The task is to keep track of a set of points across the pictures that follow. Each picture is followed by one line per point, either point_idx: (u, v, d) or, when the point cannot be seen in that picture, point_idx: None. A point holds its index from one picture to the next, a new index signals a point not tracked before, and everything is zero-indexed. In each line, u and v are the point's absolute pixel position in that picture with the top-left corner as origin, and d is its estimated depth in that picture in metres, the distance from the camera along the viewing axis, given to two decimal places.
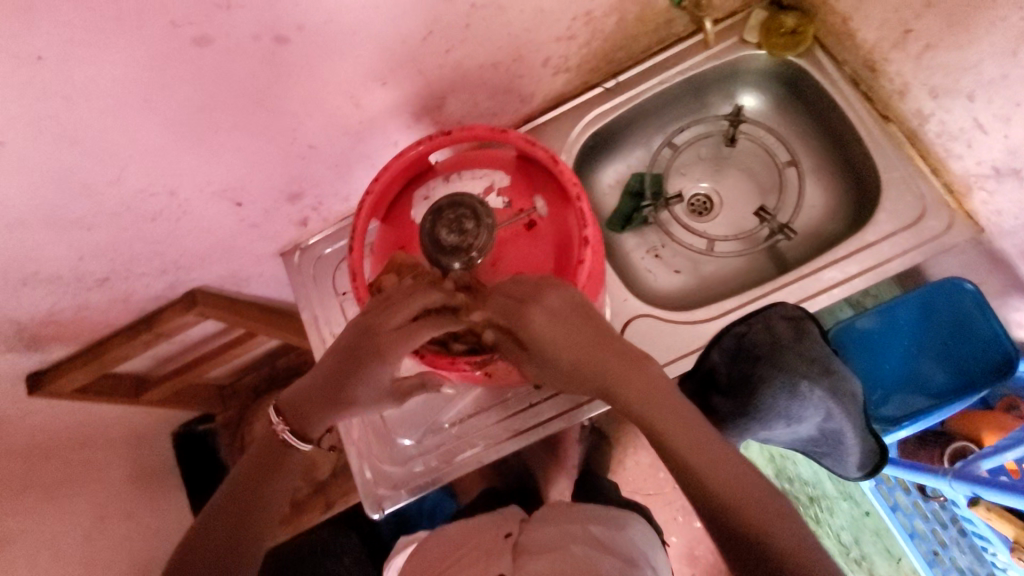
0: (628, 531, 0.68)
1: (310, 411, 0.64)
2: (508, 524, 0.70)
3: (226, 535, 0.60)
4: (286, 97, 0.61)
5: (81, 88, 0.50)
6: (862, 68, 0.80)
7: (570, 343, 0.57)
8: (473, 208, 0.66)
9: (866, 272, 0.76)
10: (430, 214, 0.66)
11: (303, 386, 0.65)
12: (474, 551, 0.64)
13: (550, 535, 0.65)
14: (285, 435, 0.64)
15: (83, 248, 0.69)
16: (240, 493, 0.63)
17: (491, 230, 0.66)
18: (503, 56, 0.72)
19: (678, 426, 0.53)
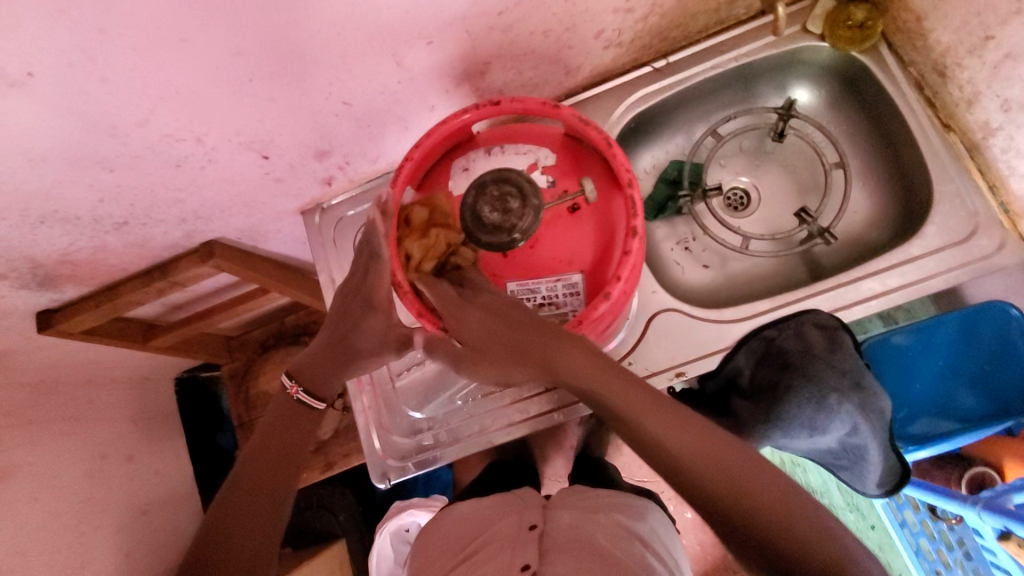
0: (649, 520, 0.69)
1: (319, 369, 0.72)
2: (530, 512, 0.68)
3: (251, 486, 0.64)
4: (327, 49, 0.58)
5: (119, 21, 0.46)
6: (930, 71, 0.75)
7: (501, 328, 0.60)
8: (529, 192, 0.64)
9: (906, 287, 0.73)
10: (486, 177, 0.65)
11: (313, 352, 0.73)
12: (497, 538, 0.64)
13: (573, 521, 0.65)
14: (297, 395, 0.71)
15: (104, 190, 0.66)
16: (254, 464, 0.66)
17: (538, 212, 0.65)
18: (555, 24, 0.67)
19: (628, 393, 0.53)
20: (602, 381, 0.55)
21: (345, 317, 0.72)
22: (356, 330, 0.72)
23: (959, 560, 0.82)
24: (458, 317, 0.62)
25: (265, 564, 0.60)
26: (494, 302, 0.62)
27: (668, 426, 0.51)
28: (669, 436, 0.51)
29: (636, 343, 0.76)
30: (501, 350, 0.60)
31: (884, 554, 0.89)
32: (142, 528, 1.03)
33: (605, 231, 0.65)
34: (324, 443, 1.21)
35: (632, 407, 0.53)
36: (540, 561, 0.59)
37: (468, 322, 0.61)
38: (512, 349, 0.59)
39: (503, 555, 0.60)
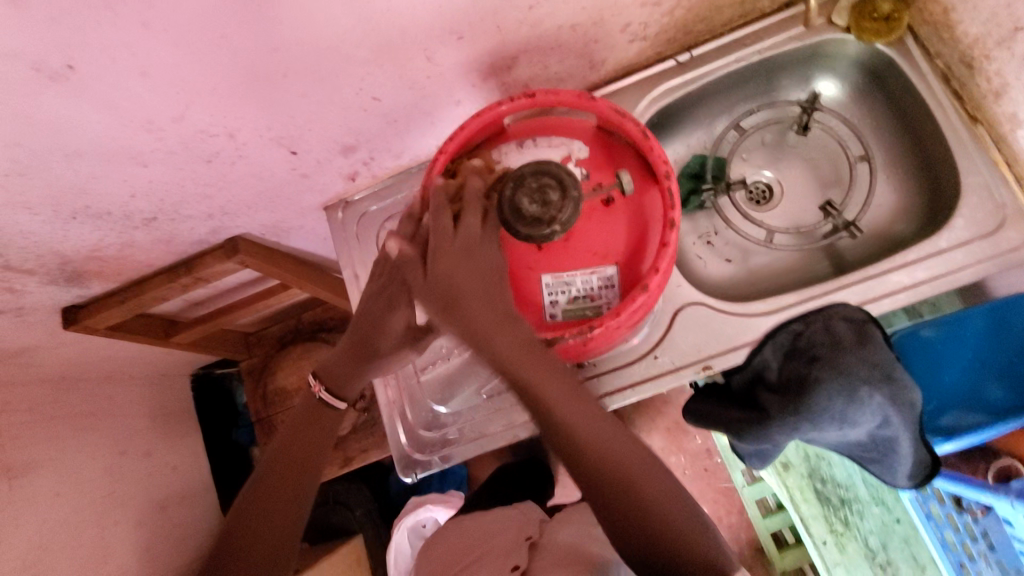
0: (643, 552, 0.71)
1: (344, 372, 0.72)
2: (529, 526, 0.75)
3: (275, 481, 0.68)
4: (360, 44, 0.58)
5: (160, 15, 0.46)
6: (957, 63, 0.75)
7: (468, 279, 0.59)
8: (570, 188, 0.63)
9: (933, 279, 0.73)
10: (532, 166, 0.63)
11: (337, 353, 0.72)
12: (495, 548, 0.69)
13: (570, 533, 0.70)
14: (319, 394, 0.73)
15: (135, 185, 0.66)
16: (277, 465, 0.69)
17: (577, 204, 0.63)
18: (584, 17, 0.67)
19: (553, 376, 0.58)
20: (538, 369, 0.58)
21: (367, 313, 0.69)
22: (379, 329, 0.69)
23: (983, 552, 0.81)
24: (438, 253, 0.60)
25: (285, 559, 0.66)
26: (465, 249, 0.60)
27: (584, 419, 0.57)
28: (591, 439, 0.56)
29: (662, 336, 0.77)
30: (459, 298, 0.59)
31: (910, 545, 0.90)
32: (162, 523, 1.04)
33: (639, 223, 0.66)
34: (343, 439, 1.21)
35: (561, 399, 0.57)
36: (530, 562, 0.66)
37: (440, 260, 0.60)
38: (464, 299, 0.59)
39: (498, 558, 0.67)
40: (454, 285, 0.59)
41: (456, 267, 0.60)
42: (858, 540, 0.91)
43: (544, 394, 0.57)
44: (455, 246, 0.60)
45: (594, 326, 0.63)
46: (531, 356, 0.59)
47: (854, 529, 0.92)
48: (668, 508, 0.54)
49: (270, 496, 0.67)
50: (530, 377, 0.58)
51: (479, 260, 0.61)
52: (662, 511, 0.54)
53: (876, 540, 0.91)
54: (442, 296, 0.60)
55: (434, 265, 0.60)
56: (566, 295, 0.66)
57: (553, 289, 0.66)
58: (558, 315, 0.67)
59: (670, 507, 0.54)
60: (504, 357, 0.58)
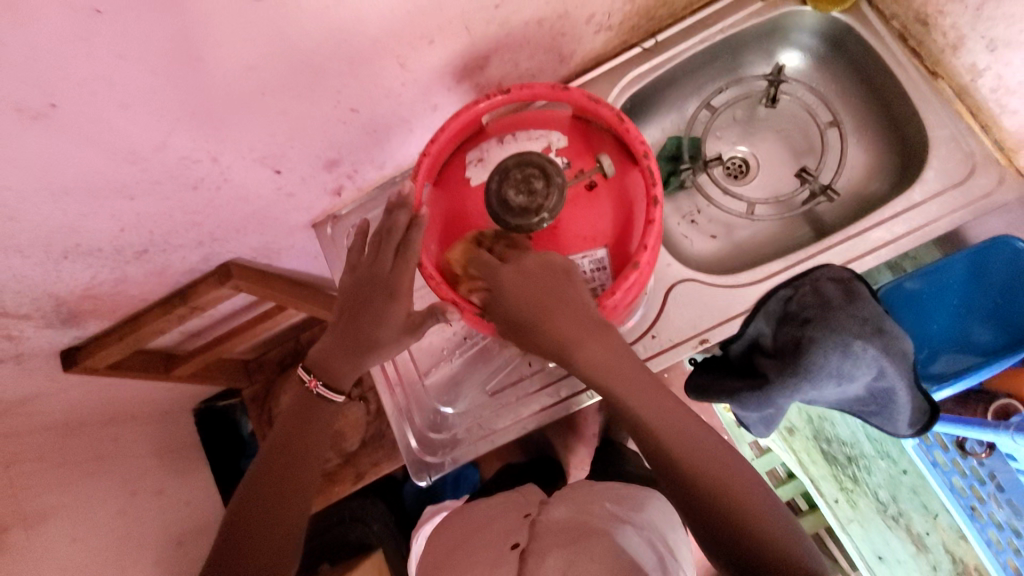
0: (650, 512, 0.70)
1: (336, 364, 0.70)
2: (528, 507, 0.73)
3: (272, 479, 0.67)
4: (334, 58, 0.59)
5: (137, 44, 0.47)
6: (912, 22, 0.77)
7: (545, 295, 0.61)
8: (549, 170, 0.65)
9: (913, 233, 0.76)
10: (514, 158, 0.66)
11: (328, 345, 0.70)
12: (496, 532, 0.67)
13: (566, 514, 0.67)
14: (317, 390, 0.70)
15: (124, 219, 0.67)
16: (275, 459, 0.69)
17: (562, 191, 0.65)
18: (549, 12, 0.69)
19: (633, 386, 0.61)
20: (626, 380, 0.61)
21: (362, 305, 0.68)
22: (378, 321, 0.68)
23: (992, 493, 0.83)
24: (498, 279, 0.62)
25: (288, 553, 0.65)
26: (533, 264, 0.62)
27: (666, 420, 0.60)
28: (675, 438, 0.60)
29: (656, 317, 0.80)
30: (541, 318, 0.60)
31: (920, 495, 0.92)
32: (179, 559, 1.03)
33: (624, 204, 0.67)
34: (353, 455, 1.22)
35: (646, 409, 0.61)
36: (530, 541, 0.62)
37: (505, 280, 0.61)
38: (542, 316, 0.60)
39: (494, 541, 0.65)
40: (533, 306, 0.60)
41: (531, 287, 0.61)
42: (868, 495, 0.93)
43: (631, 404, 0.61)
44: (518, 267, 0.62)
45: None
46: (619, 372, 0.61)
47: (863, 485, 0.94)
48: (754, 499, 0.57)
49: (268, 492, 0.66)
50: (618, 387, 0.61)
51: (552, 275, 0.62)
52: (752, 507, 0.57)
53: (886, 493, 0.93)
54: (519, 317, 0.61)
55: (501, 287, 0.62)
56: None
57: None
58: None
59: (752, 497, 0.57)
60: (592, 369, 0.61)
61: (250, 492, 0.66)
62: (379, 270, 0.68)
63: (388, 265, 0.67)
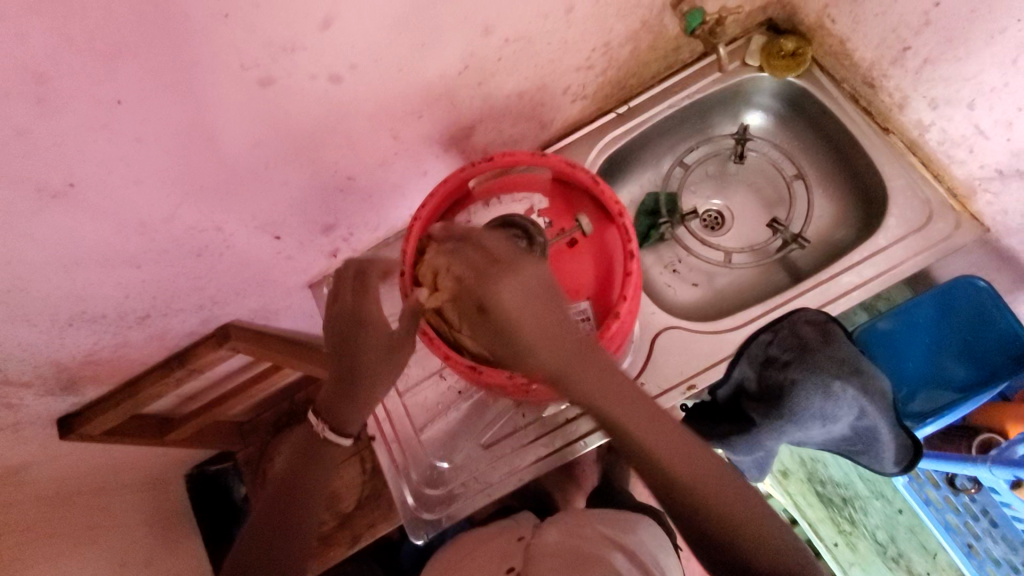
0: (637, 531, 0.81)
1: (338, 408, 0.69)
2: (521, 528, 0.85)
3: (270, 524, 0.68)
4: (333, 134, 0.64)
5: (152, 129, 0.51)
6: (861, 85, 0.84)
7: (541, 314, 0.56)
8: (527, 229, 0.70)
9: (881, 276, 0.80)
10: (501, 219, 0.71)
11: (326, 393, 0.70)
12: (492, 550, 0.80)
13: (560, 536, 0.80)
14: (324, 433, 0.70)
15: (129, 286, 0.70)
16: (274, 506, 0.70)
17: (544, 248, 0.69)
18: (528, 85, 0.75)
19: (634, 412, 0.54)
20: (631, 411, 0.54)
21: (342, 340, 0.68)
22: (362, 350, 0.68)
23: (987, 529, 0.83)
24: (495, 296, 0.57)
25: None
26: (533, 279, 0.58)
27: (678, 451, 0.53)
28: (680, 461, 0.53)
29: (643, 364, 0.82)
30: (531, 345, 0.55)
31: (917, 534, 0.91)
32: None
33: (604, 259, 0.72)
34: (348, 516, 1.20)
35: (659, 444, 0.53)
36: (524, 564, 0.75)
37: (501, 296, 0.57)
38: (535, 336, 0.55)
39: (494, 561, 0.77)
40: (528, 326, 0.55)
41: (529, 310, 0.56)
42: (867, 537, 0.93)
43: (638, 438, 0.53)
44: (515, 276, 0.58)
45: None
46: (623, 400, 0.54)
47: (861, 527, 0.94)
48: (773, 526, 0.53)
49: (265, 536, 0.67)
50: (617, 415, 0.54)
51: (547, 293, 0.57)
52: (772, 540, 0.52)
53: (884, 534, 0.93)
54: (512, 337, 0.56)
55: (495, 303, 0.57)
56: None
57: None
58: None
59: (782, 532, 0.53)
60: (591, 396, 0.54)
61: (247, 538, 0.67)
62: (344, 305, 0.70)
63: (352, 300, 0.70)
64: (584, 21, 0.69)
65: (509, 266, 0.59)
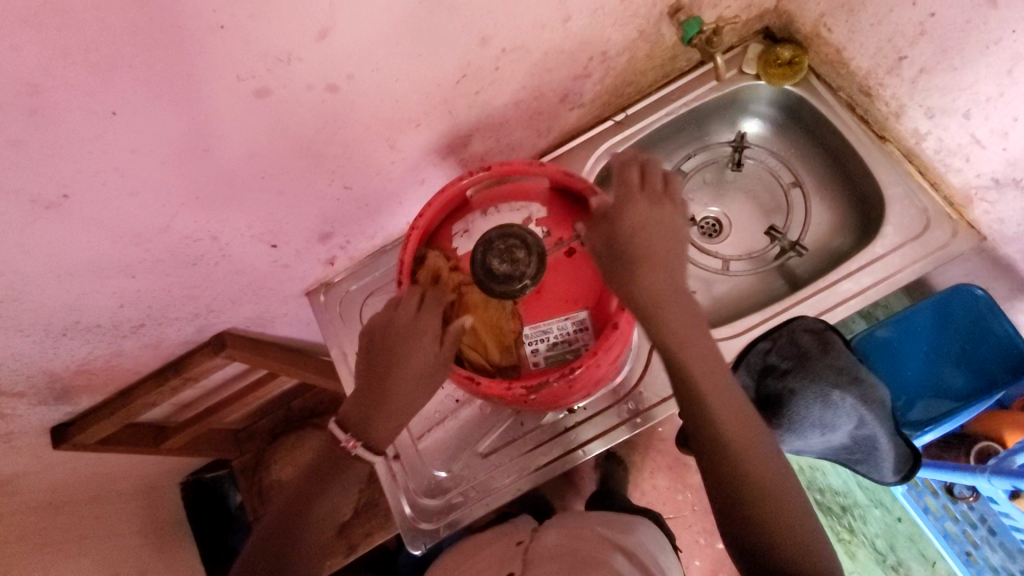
0: (638, 532, 0.81)
1: (372, 418, 0.66)
2: (520, 534, 0.84)
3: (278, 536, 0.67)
4: (330, 143, 0.64)
5: (147, 140, 0.51)
6: (858, 93, 0.84)
7: (657, 243, 0.62)
8: (523, 238, 0.70)
9: (879, 283, 0.80)
10: (495, 232, 0.70)
11: (362, 398, 0.66)
12: (490, 556, 0.78)
13: (559, 538, 0.80)
14: (355, 451, 0.66)
15: (124, 296, 0.70)
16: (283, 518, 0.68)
17: (542, 257, 0.70)
18: (525, 94, 0.75)
19: (704, 361, 0.59)
20: (702, 360, 0.59)
21: (381, 360, 0.66)
22: (398, 378, 0.65)
23: (985, 537, 0.83)
24: (627, 212, 0.63)
25: None
26: (662, 215, 0.63)
27: (731, 409, 0.59)
28: (725, 411, 0.58)
29: (644, 371, 0.83)
30: (644, 262, 0.61)
31: (917, 543, 0.92)
32: None
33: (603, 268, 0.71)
34: (345, 524, 1.19)
35: (719, 398, 0.59)
36: (524, 568, 0.74)
37: (631, 215, 0.63)
38: (649, 258, 0.61)
39: (493, 567, 0.76)
40: (645, 248, 0.62)
41: (650, 230, 0.62)
42: (867, 545, 0.93)
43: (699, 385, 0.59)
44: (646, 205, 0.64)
45: (575, 366, 0.66)
46: (698, 346, 0.60)
47: (861, 535, 0.93)
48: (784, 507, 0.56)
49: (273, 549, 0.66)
50: (689, 363, 0.59)
51: (666, 231, 0.63)
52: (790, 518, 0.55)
53: (884, 542, 0.93)
54: (623, 256, 0.62)
55: (626, 223, 0.63)
56: (546, 343, 0.70)
57: (532, 338, 0.70)
58: (540, 362, 0.70)
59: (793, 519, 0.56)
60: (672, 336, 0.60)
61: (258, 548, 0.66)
62: (399, 316, 0.67)
63: (411, 310, 0.67)
64: (581, 31, 0.69)
65: (649, 195, 0.65)
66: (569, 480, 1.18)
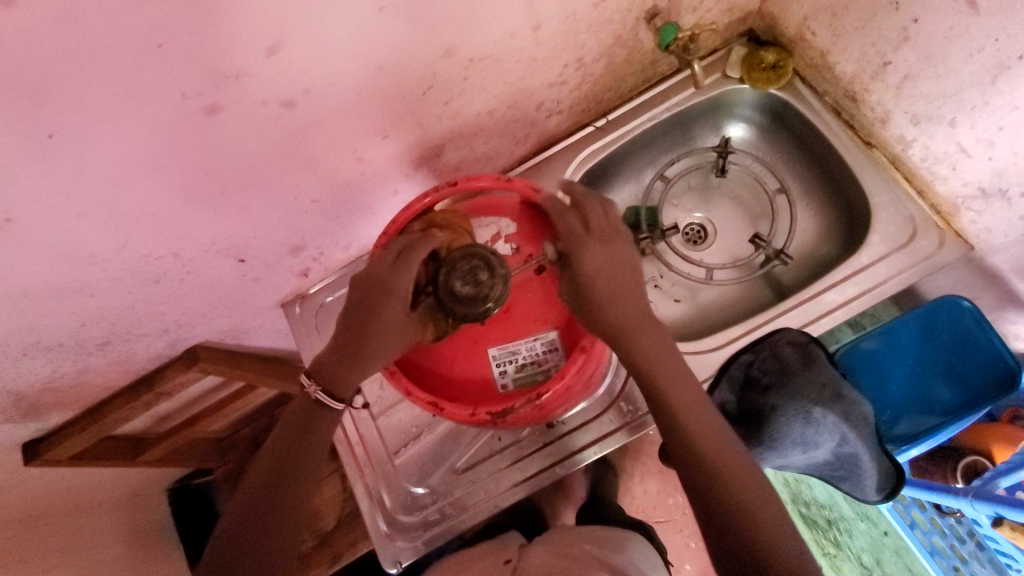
0: (628, 551, 0.79)
1: (340, 369, 0.63)
2: (508, 551, 0.83)
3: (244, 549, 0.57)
4: (290, 158, 0.62)
5: (92, 161, 0.49)
6: (843, 98, 0.82)
7: (622, 285, 0.64)
8: (486, 259, 0.66)
9: (865, 294, 0.78)
10: (461, 251, 0.66)
11: (330, 346, 0.64)
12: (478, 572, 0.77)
13: (548, 556, 0.79)
14: (316, 396, 0.64)
15: (85, 315, 0.68)
16: (247, 528, 0.58)
17: (507, 281, 0.67)
18: (498, 103, 0.73)
19: (674, 377, 0.60)
20: (671, 376, 0.60)
21: (354, 309, 0.64)
22: (371, 329, 0.63)
23: (973, 552, 0.82)
24: (594, 254, 0.65)
25: None
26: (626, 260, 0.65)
27: (703, 421, 0.58)
28: (698, 420, 0.58)
29: (623, 385, 0.81)
30: (613, 296, 0.63)
31: (904, 558, 0.90)
32: None
33: None
34: (329, 535, 1.17)
35: (690, 412, 0.58)
36: None
37: (599, 254, 0.65)
38: (615, 296, 0.63)
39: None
40: (611, 288, 0.63)
41: (618, 271, 0.64)
42: (851, 559, 0.92)
43: (668, 396, 0.59)
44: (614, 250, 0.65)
45: (541, 392, 0.65)
46: (669, 367, 0.61)
47: (845, 548, 0.93)
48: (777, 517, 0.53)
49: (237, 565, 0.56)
50: (659, 378, 0.60)
51: (633, 275, 0.65)
52: (782, 526, 0.52)
53: (870, 557, 0.92)
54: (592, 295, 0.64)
55: (593, 266, 0.64)
56: (514, 364, 0.70)
57: (499, 360, 0.70)
58: (509, 384, 0.70)
59: (783, 525, 0.52)
60: (640, 356, 0.61)
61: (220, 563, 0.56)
62: (377, 268, 0.64)
63: (387, 265, 0.64)
64: (553, 38, 0.67)
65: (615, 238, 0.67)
66: (555, 489, 1.17)
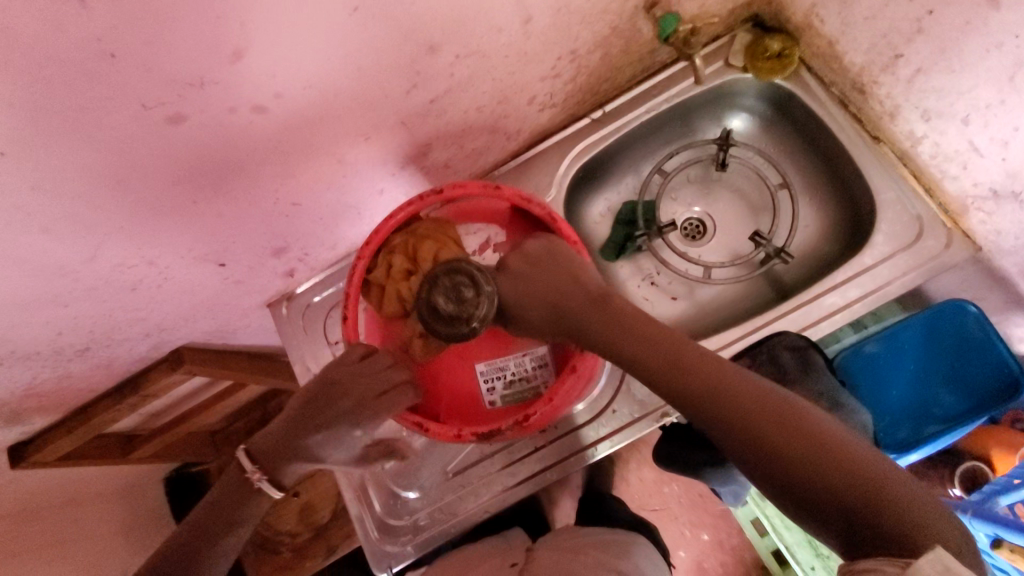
0: (632, 556, 0.79)
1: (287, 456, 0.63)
2: (513, 554, 0.83)
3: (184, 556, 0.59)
4: (266, 162, 0.58)
5: (50, 175, 0.46)
6: (851, 90, 0.78)
7: (544, 278, 0.63)
8: (470, 276, 0.65)
9: (867, 296, 0.75)
10: (444, 266, 0.65)
11: (277, 434, 0.63)
12: None
13: (553, 560, 0.79)
14: (258, 484, 0.62)
15: (60, 324, 0.65)
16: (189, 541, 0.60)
17: (493, 298, 0.65)
18: (488, 100, 0.69)
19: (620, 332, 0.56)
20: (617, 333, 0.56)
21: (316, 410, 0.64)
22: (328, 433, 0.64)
23: None
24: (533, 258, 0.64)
25: None
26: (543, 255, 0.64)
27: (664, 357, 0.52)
28: (661, 359, 0.53)
29: (616, 390, 0.80)
30: (539, 291, 0.62)
31: None
32: None
33: None
34: (324, 528, 1.17)
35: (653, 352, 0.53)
36: None
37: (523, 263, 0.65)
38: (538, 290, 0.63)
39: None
40: (535, 288, 0.63)
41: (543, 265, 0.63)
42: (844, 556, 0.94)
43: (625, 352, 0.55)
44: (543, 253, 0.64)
45: (528, 412, 0.65)
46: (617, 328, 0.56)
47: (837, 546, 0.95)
48: (776, 422, 0.45)
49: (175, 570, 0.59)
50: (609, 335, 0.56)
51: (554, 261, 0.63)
52: (784, 435, 0.45)
53: None
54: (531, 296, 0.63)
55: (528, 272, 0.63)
56: (502, 381, 0.71)
57: (487, 376, 0.71)
58: (497, 400, 0.71)
59: (783, 432, 0.45)
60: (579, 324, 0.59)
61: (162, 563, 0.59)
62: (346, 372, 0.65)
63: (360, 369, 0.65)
64: (544, 31, 0.63)
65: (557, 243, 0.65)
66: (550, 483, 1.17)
